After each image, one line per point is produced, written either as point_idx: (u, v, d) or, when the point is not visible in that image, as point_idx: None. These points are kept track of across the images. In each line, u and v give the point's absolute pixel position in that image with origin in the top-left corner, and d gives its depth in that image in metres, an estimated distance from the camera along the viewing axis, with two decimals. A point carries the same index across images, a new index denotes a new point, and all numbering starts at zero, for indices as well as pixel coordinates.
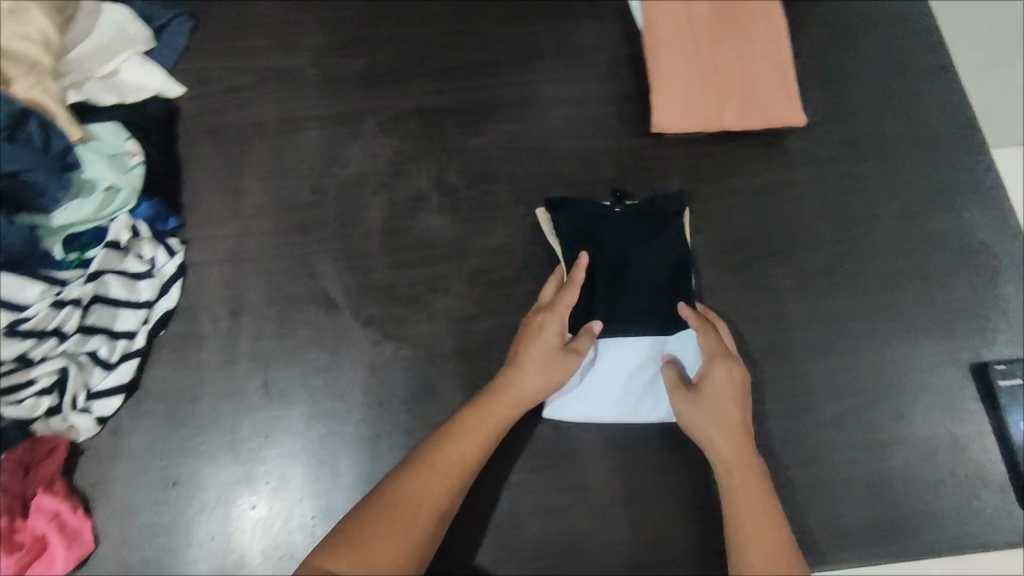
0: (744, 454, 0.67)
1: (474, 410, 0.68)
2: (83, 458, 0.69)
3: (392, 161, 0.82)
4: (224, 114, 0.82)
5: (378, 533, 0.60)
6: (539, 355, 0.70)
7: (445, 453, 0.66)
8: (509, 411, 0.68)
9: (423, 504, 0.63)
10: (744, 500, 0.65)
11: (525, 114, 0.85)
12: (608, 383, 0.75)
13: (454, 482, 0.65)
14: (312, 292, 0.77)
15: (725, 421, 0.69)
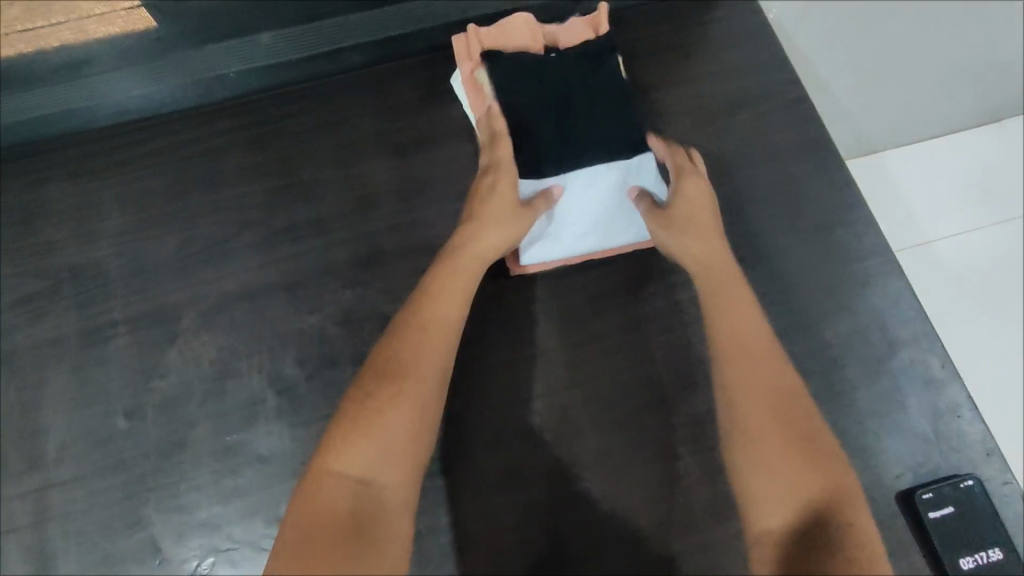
0: (757, 340, 0.58)
1: (437, 279, 0.62)
2: None
3: (215, 359, 0.69)
4: (14, 336, 0.70)
5: (352, 442, 0.51)
6: (495, 208, 0.66)
7: (403, 344, 0.57)
8: (466, 275, 0.63)
9: (408, 395, 0.54)
10: (752, 389, 0.55)
11: (366, 274, 0.73)
12: (572, 219, 0.71)
13: (446, 345, 0.59)
14: (133, 546, 0.63)
15: (729, 295, 0.61)
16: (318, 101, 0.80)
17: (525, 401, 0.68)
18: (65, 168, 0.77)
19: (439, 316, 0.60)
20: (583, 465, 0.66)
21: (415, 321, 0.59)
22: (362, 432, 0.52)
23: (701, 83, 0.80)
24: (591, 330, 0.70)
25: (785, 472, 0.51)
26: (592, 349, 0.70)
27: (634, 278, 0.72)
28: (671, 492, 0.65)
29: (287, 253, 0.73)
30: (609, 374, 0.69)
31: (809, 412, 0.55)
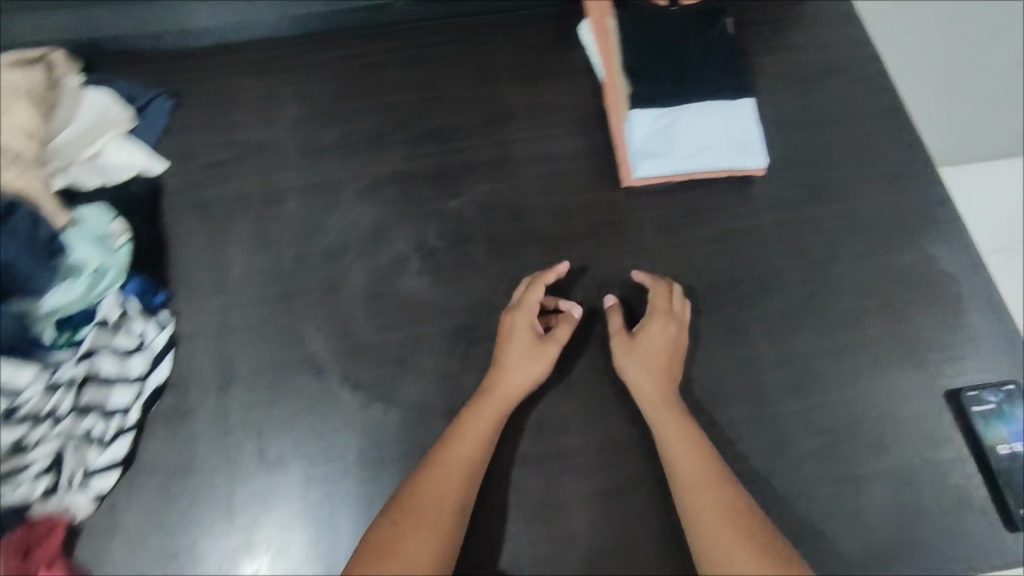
0: (701, 466, 0.66)
1: (452, 438, 0.68)
2: (82, 537, 0.68)
3: (371, 224, 0.82)
4: (207, 189, 0.84)
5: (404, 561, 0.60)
6: (518, 346, 0.72)
7: (424, 485, 0.65)
8: (497, 406, 0.70)
9: (436, 503, 0.64)
10: (704, 510, 0.64)
11: (499, 173, 0.85)
12: (682, 143, 0.83)
13: (451, 515, 0.64)
14: (298, 360, 0.75)
15: (670, 428, 0.69)
16: (460, 36, 0.93)
17: (626, 287, 0.80)
18: (245, 67, 0.90)
19: (456, 455, 0.67)
20: (676, 342, 0.77)
21: (434, 462, 0.66)
22: None
23: (794, 52, 0.92)
24: (687, 236, 0.82)
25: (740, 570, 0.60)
26: (686, 251, 0.82)
27: (727, 198, 0.84)
28: (750, 373, 0.76)
29: (431, 151, 0.86)
30: (699, 273, 0.81)
31: (764, 524, 0.63)
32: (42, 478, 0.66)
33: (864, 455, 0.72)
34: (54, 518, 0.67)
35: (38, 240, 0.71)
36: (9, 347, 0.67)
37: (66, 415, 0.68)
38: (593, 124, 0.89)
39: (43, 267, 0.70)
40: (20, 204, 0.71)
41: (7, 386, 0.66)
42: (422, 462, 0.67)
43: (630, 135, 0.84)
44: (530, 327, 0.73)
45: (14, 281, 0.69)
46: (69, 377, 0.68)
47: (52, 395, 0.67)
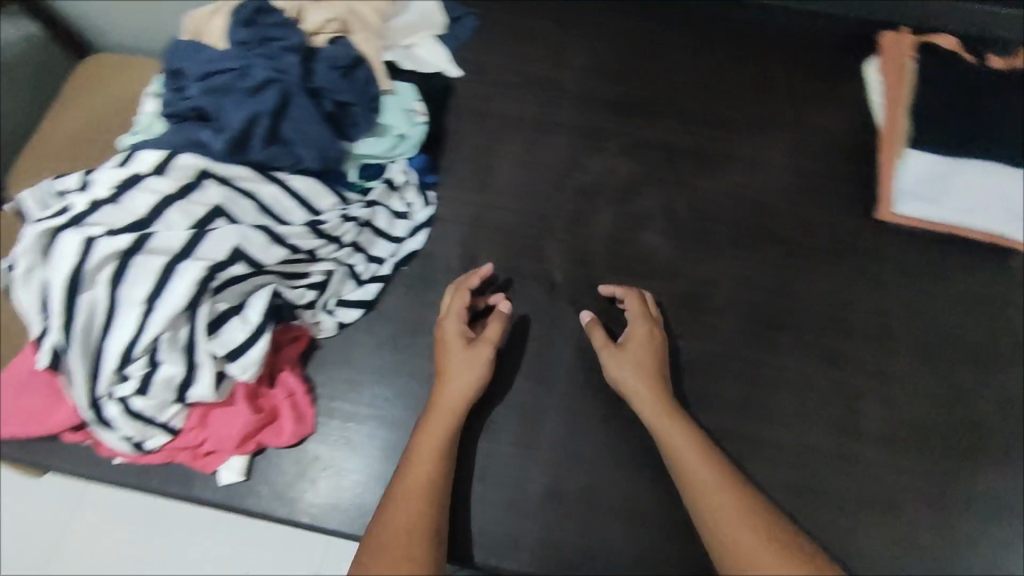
0: (714, 474, 0.62)
1: (423, 430, 0.67)
2: (316, 355, 0.74)
3: (627, 178, 0.88)
4: (490, 103, 0.92)
5: (394, 537, 0.58)
6: (454, 356, 0.70)
7: (411, 471, 0.63)
8: (445, 420, 0.67)
9: (418, 485, 0.62)
10: (723, 520, 0.59)
11: (752, 170, 0.90)
12: (953, 195, 0.83)
13: (420, 512, 0.61)
14: (536, 271, 0.81)
15: (652, 413, 0.67)
16: (749, 40, 0.97)
17: (858, 309, 0.80)
18: (550, 15, 1.00)
19: (416, 459, 0.64)
20: (895, 378, 0.76)
21: (414, 454, 0.65)
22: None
23: None
24: (932, 283, 0.81)
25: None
26: (928, 298, 0.80)
27: (983, 261, 0.82)
28: (963, 432, 0.74)
29: (696, 132, 0.92)
30: (935, 322, 0.79)
31: (789, 525, 0.59)
32: (310, 290, 0.71)
33: None
34: (302, 329, 0.73)
35: (369, 94, 0.78)
36: (324, 171, 0.72)
37: (345, 245, 0.73)
38: (859, 153, 0.90)
39: (369, 118, 0.77)
40: (364, 62, 0.79)
41: (309, 203, 0.71)
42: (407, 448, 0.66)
43: (902, 171, 0.84)
44: (458, 332, 0.71)
45: (344, 118, 0.75)
46: (358, 215, 0.74)
47: (344, 224, 0.72)
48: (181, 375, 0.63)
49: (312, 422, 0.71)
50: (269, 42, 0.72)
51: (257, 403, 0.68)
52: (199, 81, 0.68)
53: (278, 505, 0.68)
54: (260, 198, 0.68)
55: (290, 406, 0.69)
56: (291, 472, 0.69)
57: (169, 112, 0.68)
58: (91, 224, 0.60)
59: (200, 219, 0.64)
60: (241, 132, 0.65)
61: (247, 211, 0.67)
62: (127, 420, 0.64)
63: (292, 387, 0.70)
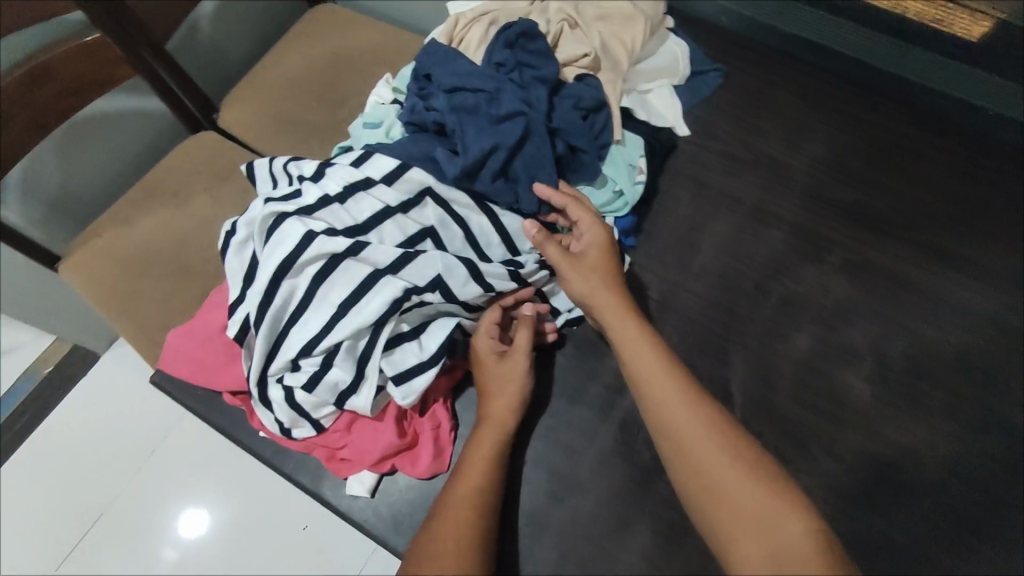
0: (691, 421, 0.57)
1: (472, 445, 0.63)
2: (467, 391, 0.72)
3: (841, 301, 0.78)
4: (711, 174, 0.85)
5: (438, 561, 0.55)
6: (484, 372, 0.66)
7: (456, 491, 0.60)
8: (488, 445, 0.63)
9: (464, 507, 0.59)
10: (708, 474, 0.55)
11: (991, 335, 0.76)
12: None
13: (469, 538, 0.57)
14: (715, 374, 0.73)
15: (621, 335, 0.63)
16: None
17: None
18: (799, 93, 0.90)
19: (464, 481, 0.61)
20: None
21: (462, 474, 0.61)
22: None
23: None
24: None
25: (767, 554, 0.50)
26: None
27: None
28: None
29: (935, 270, 0.80)
30: None
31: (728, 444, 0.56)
32: None
33: None
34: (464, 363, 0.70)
35: (597, 142, 0.74)
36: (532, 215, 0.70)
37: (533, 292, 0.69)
38: None
39: (592, 168, 0.73)
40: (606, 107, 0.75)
41: (512, 242, 0.68)
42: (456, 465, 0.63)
43: None
44: (490, 350, 0.66)
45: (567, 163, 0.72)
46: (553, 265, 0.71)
47: (538, 272, 0.69)
48: (348, 382, 0.62)
49: (447, 461, 0.68)
50: (523, 69, 0.70)
51: (403, 427, 0.67)
52: (446, 94, 0.66)
53: (393, 532, 0.66)
54: (469, 229, 0.66)
55: (433, 440, 0.67)
56: (414, 503, 0.67)
57: (409, 118, 0.68)
58: (316, 218, 0.62)
59: (411, 237, 0.64)
60: (476, 164, 0.64)
61: (453, 240, 0.66)
62: (286, 407, 0.64)
63: (439, 421, 0.68)
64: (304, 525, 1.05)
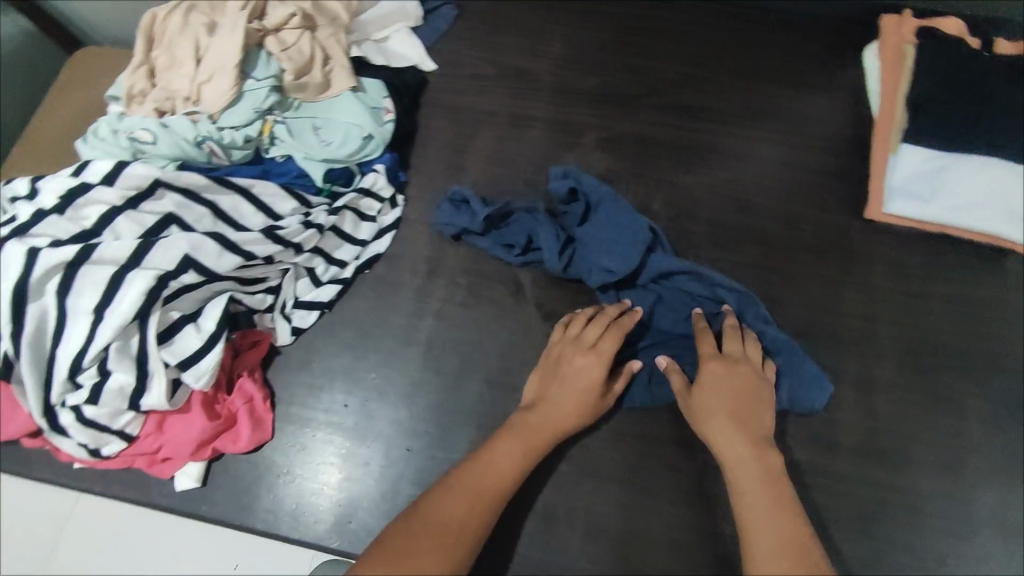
0: (759, 466, 0.60)
1: (503, 436, 0.64)
2: (278, 359, 0.74)
3: (602, 176, 0.84)
4: (464, 97, 0.89)
5: (442, 512, 0.57)
6: (574, 394, 0.66)
7: (493, 454, 0.62)
8: (529, 445, 0.64)
9: (486, 480, 0.60)
10: (749, 506, 0.58)
11: (739, 165, 0.84)
12: (949, 192, 0.78)
13: (481, 501, 0.59)
14: (503, 272, 0.78)
15: (706, 398, 0.65)
16: (735, 23, 0.92)
17: (841, 315, 0.76)
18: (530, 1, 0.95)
19: (501, 476, 0.61)
20: (873, 385, 0.73)
21: (484, 458, 0.62)
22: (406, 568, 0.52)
23: None
24: (918, 288, 0.77)
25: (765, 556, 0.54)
26: (913, 304, 0.76)
27: (972, 264, 0.78)
28: (944, 446, 0.70)
29: (680, 125, 0.86)
30: (923, 330, 0.75)
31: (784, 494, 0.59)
32: (267, 295, 0.72)
33: None
34: (261, 333, 0.73)
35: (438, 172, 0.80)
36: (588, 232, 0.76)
37: (304, 250, 0.73)
38: (849, 148, 0.85)
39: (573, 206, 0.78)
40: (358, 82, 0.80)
41: (268, 209, 0.71)
42: (484, 448, 0.63)
43: (894, 168, 0.80)
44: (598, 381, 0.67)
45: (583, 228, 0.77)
46: (322, 222, 0.73)
47: (304, 231, 0.72)
48: (132, 384, 0.63)
49: (270, 427, 0.71)
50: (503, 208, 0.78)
51: (214, 410, 0.69)
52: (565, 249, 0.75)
53: (234, 510, 0.69)
54: (216, 206, 0.68)
55: (247, 412, 0.70)
56: (249, 476, 0.70)
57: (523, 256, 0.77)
58: (35, 235, 0.63)
59: (151, 228, 0.65)
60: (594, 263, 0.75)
61: (201, 219, 0.67)
62: (81, 427, 0.64)
63: (250, 393, 0.70)
64: (235, 564, 0.83)
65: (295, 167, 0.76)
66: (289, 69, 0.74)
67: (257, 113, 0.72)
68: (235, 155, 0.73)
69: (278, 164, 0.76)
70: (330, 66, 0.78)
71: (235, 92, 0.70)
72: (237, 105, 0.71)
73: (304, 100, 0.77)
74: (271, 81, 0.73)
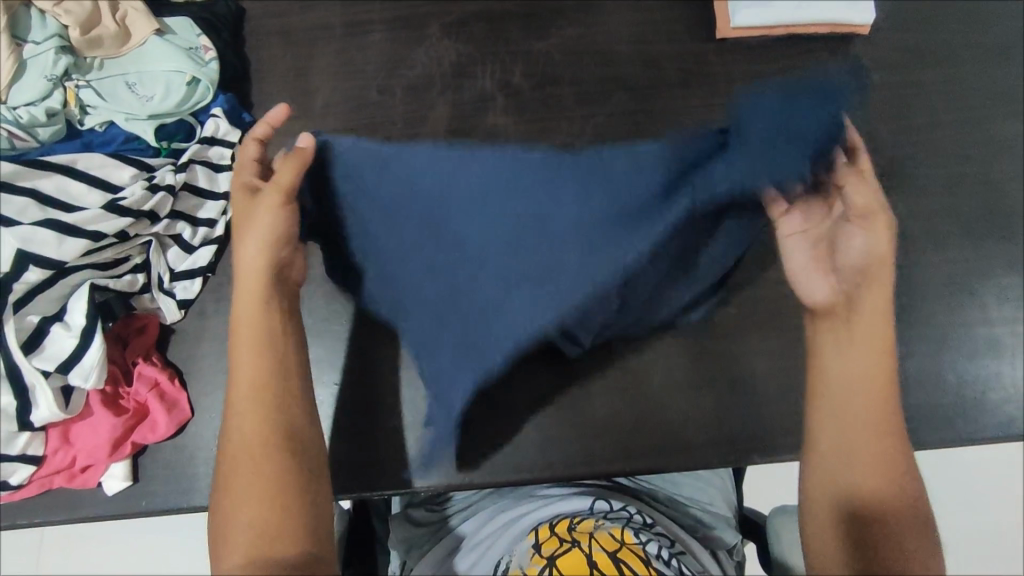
0: (874, 392, 0.62)
1: (238, 351, 0.61)
2: (173, 338, 0.70)
3: (455, 64, 0.80)
4: (289, 17, 0.81)
5: (242, 455, 0.57)
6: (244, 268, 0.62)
7: (237, 371, 0.60)
8: (261, 325, 0.62)
9: (243, 397, 0.59)
10: (838, 442, 0.61)
11: (587, 18, 0.82)
12: None
13: (266, 426, 0.58)
14: None
15: (864, 350, 0.63)
16: None
17: None
18: None
19: (240, 377, 0.60)
20: None
21: (237, 389, 0.59)
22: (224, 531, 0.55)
23: None
24: (779, 93, 0.79)
25: (842, 497, 0.59)
26: None
27: (823, 56, 0.80)
28: None
29: None
30: None
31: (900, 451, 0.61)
32: (137, 275, 0.66)
33: (940, 317, 0.72)
34: (147, 317, 0.69)
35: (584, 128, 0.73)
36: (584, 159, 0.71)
37: (161, 217, 0.67)
38: None
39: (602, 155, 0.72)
40: (167, 27, 0.72)
41: (104, 183, 0.64)
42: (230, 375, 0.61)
43: None
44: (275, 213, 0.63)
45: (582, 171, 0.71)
46: (171, 183, 0.67)
47: (152, 196, 0.65)
48: (14, 403, 0.59)
49: (187, 406, 0.68)
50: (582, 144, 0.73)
51: (119, 405, 0.65)
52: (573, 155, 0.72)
53: (176, 496, 0.66)
54: (40, 193, 0.61)
55: (156, 398, 0.66)
56: (180, 460, 0.67)
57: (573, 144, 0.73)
58: None
59: None
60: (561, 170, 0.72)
61: (27, 210, 0.60)
62: None
63: (153, 378, 0.67)
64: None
65: (120, 132, 0.69)
66: (71, 24, 0.66)
67: (51, 81, 0.64)
68: (42, 133, 0.66)
69: (98, 134, 0.69)
70: (122, 12, 0.69)
71: (16, 63, 0.63)
72: (25, 77, 0.64)
73: (105, 57, 0.69)
74: (54, 42, 0.65)
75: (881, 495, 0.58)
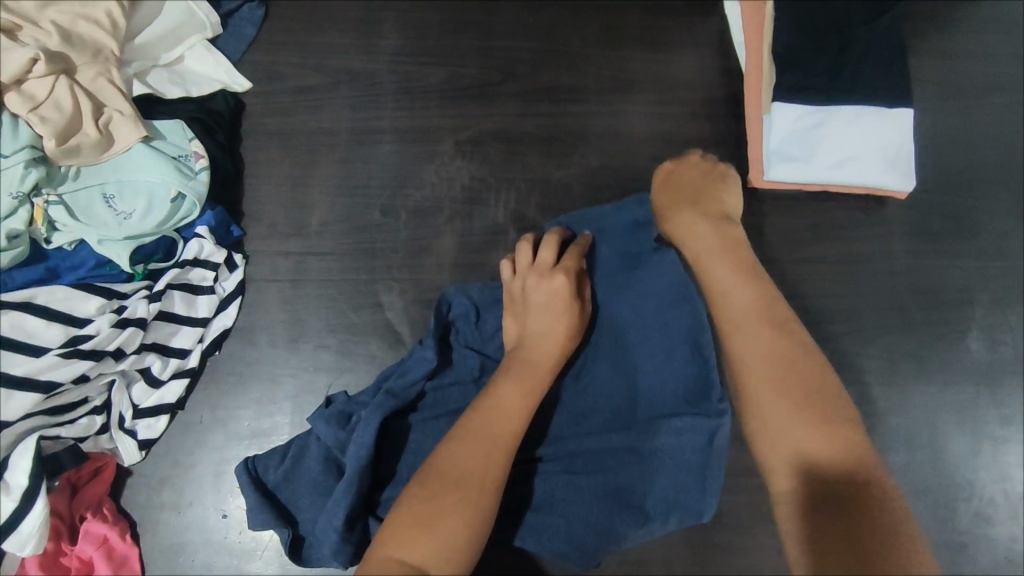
0: (751, 298, 0.57)
1: (502, 383, 0.58)
2: (130, 480, 0.63)
3: (468, 188, 0.74)
4: (291, 118, 0.74)
5: (463, 463, 0.52)
6: (541, 307, 0.63)
7: (497, 392, 0.57)
8: (532, 384, 0.59)
9: (507, 415, 0.56)
10: (745, 350, 0.54)
11: (613, 148, 0.76)
12: (826, 149, 0.72)
13: (502, 445, 0.54)
14: (377, 323, 0.69)
15: (716, 261, 0.60)
16: None
17: None
18: None
19: (497, 406, 0.56)
20: None
21: (484, 406, 0.56)
22: (420, 531, 0.48)
23: (962, 56, 0.78)
24: (808, 253, 0.74)
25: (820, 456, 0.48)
26: (805, 270, 0.73)
27: (855, 216, 0.75)
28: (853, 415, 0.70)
29: (544, 113, 0.76)
30: (819, 297, 0.73)
31: (800, 336, 0.54)
32: (95, 417, 0.61)
33: (956, 519, 0.69)
34: (103, 458, 0.62)
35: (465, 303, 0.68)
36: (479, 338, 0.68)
37: (127, 353, 0.61)
38: (723, 110, 0.78)
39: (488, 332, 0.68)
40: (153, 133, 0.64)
41: (67, 316, 0.59)
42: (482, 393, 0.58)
43: (771, 129, 0.73)
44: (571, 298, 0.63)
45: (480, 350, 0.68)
46: (143, 315, 0.61)
47: (121, 332, 0.60)
48: None
49: (137, 564, 0.61)
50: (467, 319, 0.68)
51: (59, 565, 0.59)
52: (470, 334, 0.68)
53: None
54: None
55: (102, 558, 0.60)
56: None
57: (453, 314, 0.68)
58: None
59: None
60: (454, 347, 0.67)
61: None
62: None
63: (101, 534, 0.60)
64: None
65: (90, 255, 0.62)
66: (46, 134, 0.59)
67: (17, 198, 0.58)
68: (1, 258, 0.58)
69: (67, 254, 0.62)
70: (107, 115, 0.62)
71: None
72: None
73: (81, 165, 0.62)
74: (24, 154, 0.59)
75: (806, 379, 0.51)
